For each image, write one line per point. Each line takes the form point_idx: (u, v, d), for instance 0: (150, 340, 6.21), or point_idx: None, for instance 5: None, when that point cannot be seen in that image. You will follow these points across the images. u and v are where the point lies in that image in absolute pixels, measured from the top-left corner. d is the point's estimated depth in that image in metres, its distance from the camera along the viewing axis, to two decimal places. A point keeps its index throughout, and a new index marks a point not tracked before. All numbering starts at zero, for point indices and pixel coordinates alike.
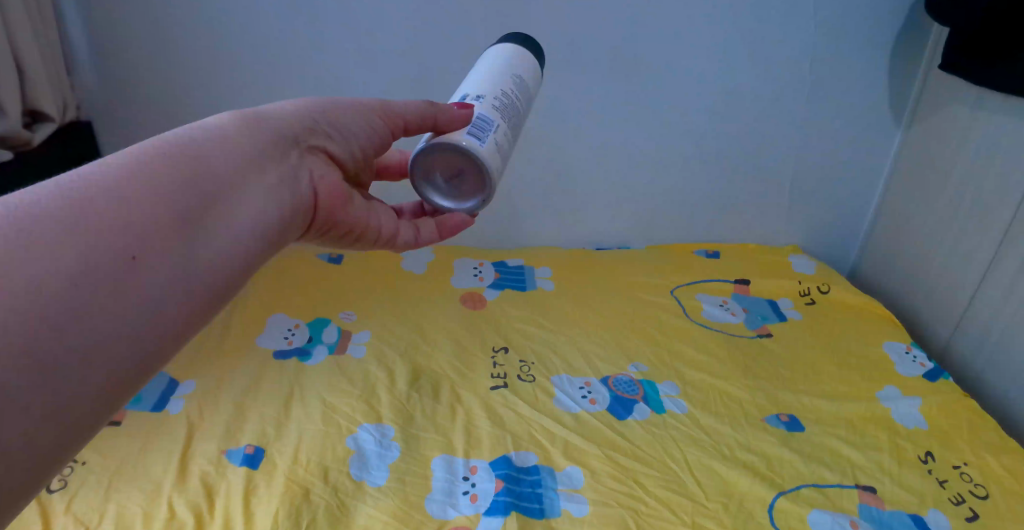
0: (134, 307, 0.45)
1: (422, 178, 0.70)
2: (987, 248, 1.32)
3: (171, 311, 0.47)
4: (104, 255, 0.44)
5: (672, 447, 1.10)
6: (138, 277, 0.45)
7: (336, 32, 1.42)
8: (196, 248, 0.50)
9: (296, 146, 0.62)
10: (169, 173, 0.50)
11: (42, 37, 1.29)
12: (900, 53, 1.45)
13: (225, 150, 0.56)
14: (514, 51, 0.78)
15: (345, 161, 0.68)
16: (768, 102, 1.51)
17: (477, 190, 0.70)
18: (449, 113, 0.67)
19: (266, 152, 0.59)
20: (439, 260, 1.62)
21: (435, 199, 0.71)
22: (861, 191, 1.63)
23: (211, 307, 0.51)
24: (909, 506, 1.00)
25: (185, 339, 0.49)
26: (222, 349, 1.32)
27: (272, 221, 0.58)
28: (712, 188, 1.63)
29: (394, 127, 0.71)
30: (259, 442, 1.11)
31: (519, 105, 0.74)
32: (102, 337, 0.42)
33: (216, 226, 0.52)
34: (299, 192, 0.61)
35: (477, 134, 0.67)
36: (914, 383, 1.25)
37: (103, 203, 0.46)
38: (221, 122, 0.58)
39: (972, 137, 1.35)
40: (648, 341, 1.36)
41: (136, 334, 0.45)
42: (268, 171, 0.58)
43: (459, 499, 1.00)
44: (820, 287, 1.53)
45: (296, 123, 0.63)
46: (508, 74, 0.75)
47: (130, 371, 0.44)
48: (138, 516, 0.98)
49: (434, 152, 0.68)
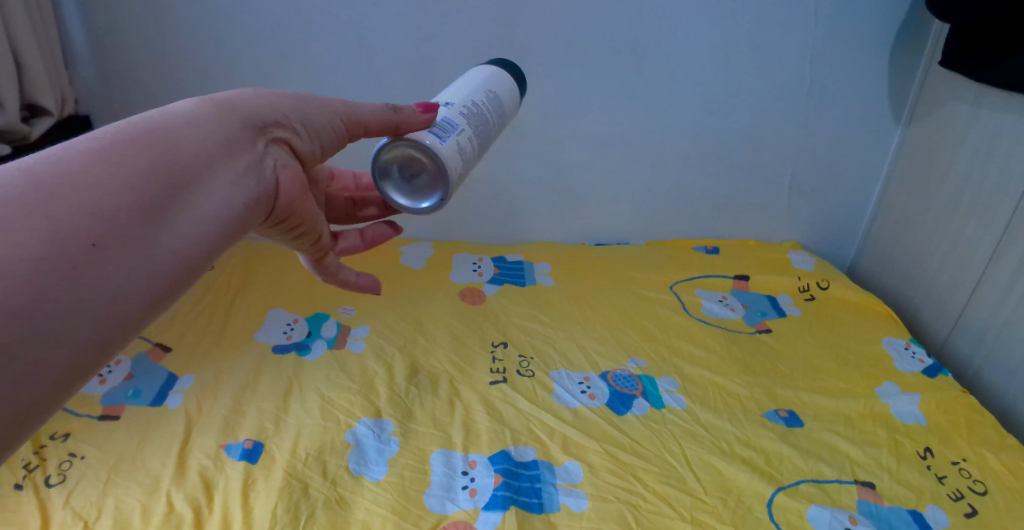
0: (91, 293, 0.45)
1: (382, 175, 0.69)
2: (986, 245, 1.32)
3: (128, 297, 0.47)
4: (63, 242, 0.44)
5: (671, 443, 1.10)
6: (97, 264, 0.46)
7: (335, 27, 1.42)
8: (157, 236, 0.50)
9: (262, 135, 0.60)
10: (134, 158, 0.50)
11: (40, 32, 1.29)
12: (900, 49, 1.45)
13: (196, 134, 0.55)
14: (492, 70, 0.79)
15: (307, 156, 0.64)
16: (768, 98, 1.51)
17: (435, 189, 0.69)
18: (411, 114, 0.67)
19: (236, 137, 0.57)
20: (438, 255, 1.62)
21: (394, 196, 0.70)
22: (860, 188, 1.63)
23: (176, 291, 0.51)
24: (908, 502, 1.00)
25: (147, 321, 0.49)
26: (221, 344, 1.32)
27: (242, 208, 0.56)
28: (712, 184, 1.62)
29: (357, 130, 0.67)
30: (258, 436, 1.11)
31: (490, 117, 0.74)
32: (55, 322, 0.43)
33: (181, 212, 0.52)
34: (266, 182, 0.58)
35: (438, 135, 0.67)
36: (913, 379, 1.25)
37: (64, 191, 0.46)
38: (193, 106, 0.56)
39: (972, 134, 1.35)
40: (648, 337, 1.36)
41: (92, 320, 0.45)
42: (234, 158, 0.56)
43: (458, 494, 1.00)
44: (819, 283, 1.53)
45: (264, 112, 0.60)
46: (481, 90, 0.75)
47: (88, 355, 0.45)
48: (137, 510, 0.98)
49: (395, 150, 0.68)
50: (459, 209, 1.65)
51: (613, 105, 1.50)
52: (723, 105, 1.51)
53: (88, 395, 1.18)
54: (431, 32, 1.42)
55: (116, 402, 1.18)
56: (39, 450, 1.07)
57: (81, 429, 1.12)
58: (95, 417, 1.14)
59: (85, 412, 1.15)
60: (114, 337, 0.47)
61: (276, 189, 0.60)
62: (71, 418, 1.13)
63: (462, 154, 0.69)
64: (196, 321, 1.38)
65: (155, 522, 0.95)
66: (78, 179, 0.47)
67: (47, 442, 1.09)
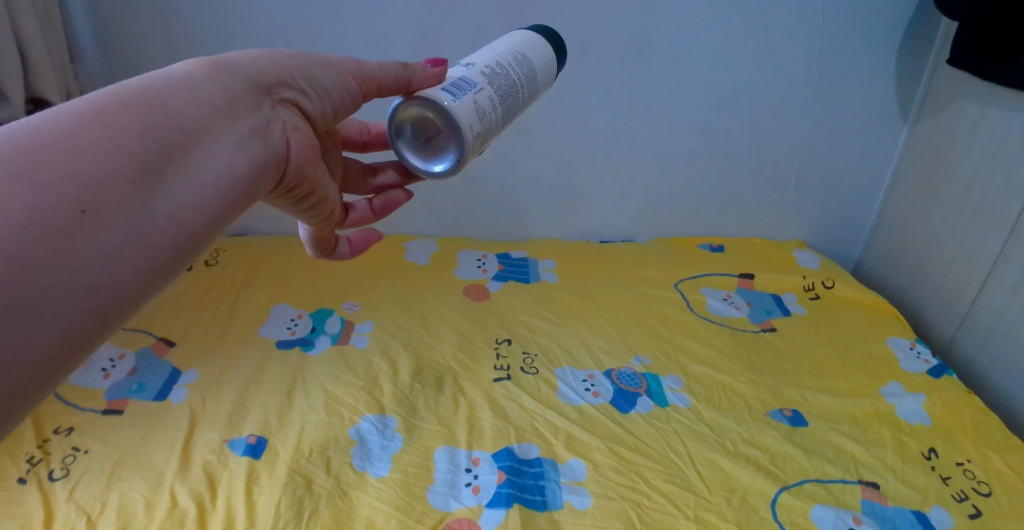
0: (81, 266, 0.41)
1: (395, 134, 0.64)
2: (993, 245, 1.31)
3: (123, 268, 0.43)
4: (48, 209, 0.40)
5: (675, 441, 1.09)
6: (87, 233, 0.41)
7: (341, 23, 1.41)
8: (153, 202, 0.45)
9: (268, 96, 0.54)
10: (126, 117, 0.45)
11: (45, 26, 1.29)
12: (909, 47, 1.44)
13: (197, 93, 0.49)
14: (528, 34, 0.72)
15: (316, 119, 0.59)
16: (774, 96, 1.50)
17: (450, 150, 0.63)
18: (422, 70, 0.63)
19: (239, 98, 0.52)
20: (443, 252, 1.61)
21: (407, 157, 0.64)
22: (867, 187, 1.63)
23: (177, 262, 0.46)
24: (912, 502, 1.00)
25: (145, 296, 0.45)
26: (225, 339, 1.32)
27: (248, 174, 0.51)
28: (717, 182, 1.62)
29: (368, 90, 0.62)
30: (262, 431, 1.11)
31: (518, 81, 0.68)
32: (45, 296, 0.39)
33: (181, 178, 0.47)
34: (274, 145, 0.53)
35: (453, 91, 0.62)
36: (919, 379, 1.25)
37: (49, 153, 0.41)
38: (192, 63, 0.51)
39: (979, 134, 1.35)
40: (652, 335, 1.35)
41: (84, 293, 0.41)
42: (237, 119, 0.51)
43: (462, 491, 1.00)
44: (825, 282, 1.53)
45: (267, 70, 0.54)
46: (510, 51, 0.69)
47: (79, 332, 0.41)
48: (140, 504, 0.98)
49: (407, 108, 0.63)
50: (464, 205, 1.64)
51: (619, 102, 1.50)
52: (730, 103, 1.51)
53: (92, 389, 1.18)
54: (437, 28, 1.41)
55: (120, 396, 1.18)
56: (44, 444, 1.07)
57: (85, 423, 1.12)
58: (99, 411, 1.14)
59: (89, 406, 1.15)
60: (108, 314, 0.43)
61: (284, 153, 0.54)
62: (75, 411, 1.14)
63: (479, 112, 0.63)
64: (200, 317, 1.38)
65: (159, 517, 0.96)
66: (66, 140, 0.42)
67: (51, 436, 1.09)
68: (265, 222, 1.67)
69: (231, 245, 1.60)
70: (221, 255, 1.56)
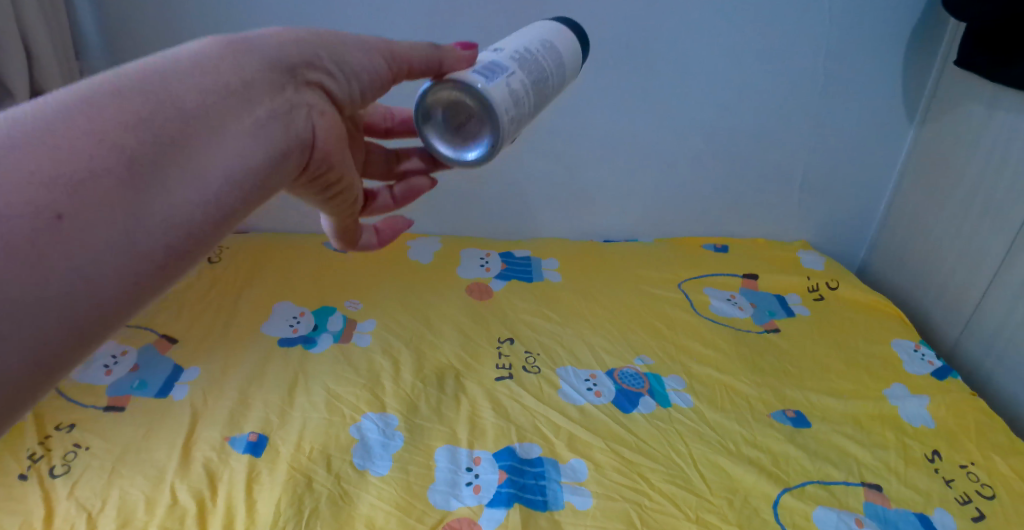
0: (55, 276, 0.36)
1: (423, 120, 0.61)
2: (999, 247, 1.31)
3: (110, 277, 0.38)
4: (19, 213, 0.35)
5: (677, 442, 1.09)
6: (69, 239, 0.37)
7: (345, 21, 1.41)
8: (147, 200, 0.40)
9: (290, 78, 0.49)
10: (119, 104, 0.40)
11: (51, 22, 1.30)
12: (915, 48, 1.43)
13: (202, 75, 0.44)
14: (555, 23, 0.70)
15: (342, 102, 0.55)
16: (780, 97, 1.49)
17: (481, 136, 0.60)
18: (453, 51, 0.60)
19: (254, 80, 0.47)
20: (446, 250, 1.61)
21: (435, 144, 0.62)
22: (872, 188, 1.62)
23: (176, 265, 0.42)
24: (915, 506, 0.99)
25: (136, 305, 0.41)
26: (227, 336, 1.32)
27: (259, 166, 0.46)
28: (722, 182, 1.61)
29: (399, 72, 0.58)
30: (263, 429, 1.10)
31: (548, 68, 0.65)
32: (15, 310, 0.35)
33: (179, 173, 0.42)
34: (293, 132, 0.49)
35: (484, 74, 0.59)
36: (923, 381, 1.24)
37: (24, 147, 0.37)
38: (203, 42, 0.46)
39: (986, 136, 1.34)
40: (655, 335, 1.35)
41: (58, 307, 0.37)
42: (249, 106, 0.46)
43: (463, 490, 0.99)
44: (829, 283, 1.52)
45: (287, 48, 0.50)
46: (539, 38, 0.67)
47: (55, 350, 0.37)
48: (141, 501, 0.98)
49: (436, 91, 0.60)
50: (467, 204, 1.64)
51: (623, 102, 1.49)
52: (734, 103, 1.50)
53: (94, 386, 1.18)
54: (442, 27, 1.41)
55: (122, 393, 1.18)
56: (45, 440, 1.07)
57: (87, 420, 1.12)
58: (100, 408, 1.14)
59: (91, 403, 1.15)
60: (88, 325, 0.38)
61: (307, 141, 0.51)
62: (77, 408, 1.14)
63: (510, 97, 0.60)
64: (202, 314, 1.38)
65: (159, 514, 0.95)
66: (52, 129, 0.38)
67: (52, 433, 1.09)
68: (268, 219, 1.67)
69: (234, 242, 1.60)
70: (224, 252, 1.56)
